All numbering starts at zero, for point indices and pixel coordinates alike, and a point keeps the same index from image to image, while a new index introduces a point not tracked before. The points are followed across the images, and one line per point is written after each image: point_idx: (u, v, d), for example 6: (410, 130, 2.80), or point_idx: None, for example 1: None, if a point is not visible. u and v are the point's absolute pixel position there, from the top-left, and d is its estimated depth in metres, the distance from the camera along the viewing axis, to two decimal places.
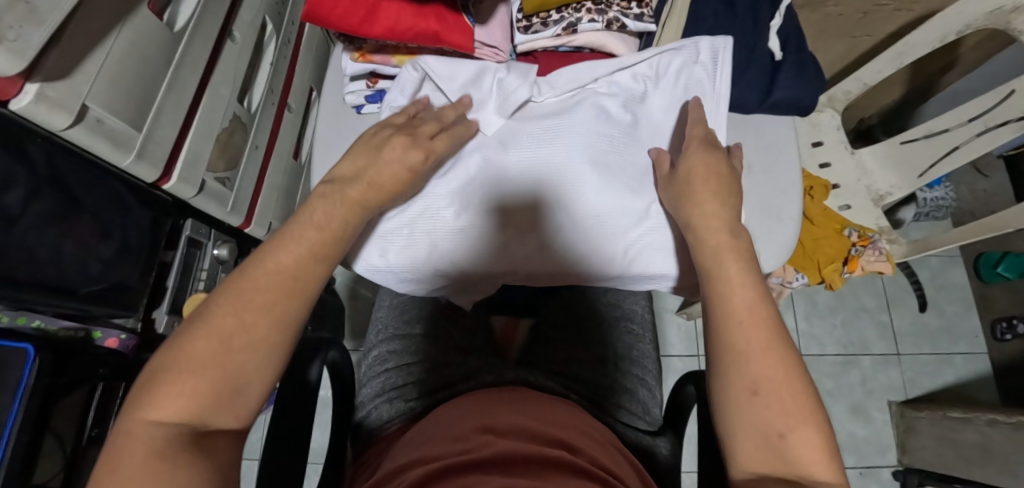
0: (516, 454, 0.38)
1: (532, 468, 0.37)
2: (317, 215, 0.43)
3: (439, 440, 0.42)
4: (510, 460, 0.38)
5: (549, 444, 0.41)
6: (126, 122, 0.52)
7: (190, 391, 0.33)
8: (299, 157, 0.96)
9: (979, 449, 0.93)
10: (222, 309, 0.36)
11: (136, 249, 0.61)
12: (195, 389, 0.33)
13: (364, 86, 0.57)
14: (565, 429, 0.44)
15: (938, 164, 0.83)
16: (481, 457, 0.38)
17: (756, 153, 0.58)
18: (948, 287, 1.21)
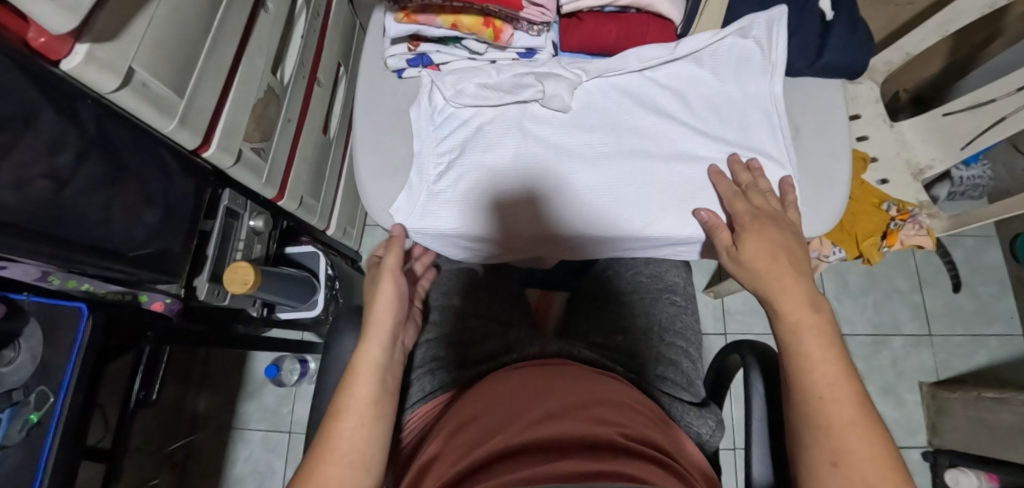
0: (557, 437, 0.40)
1: (584, 450, 0.38)
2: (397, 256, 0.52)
3: (489, 415, 0.44)
4: (550, 444, 0.39)
5: (600, 423, 0.42)
6: (168, 87, 0.52)
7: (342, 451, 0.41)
8: (327, 132, 0.96)
9: (1014, 430, 0.91)
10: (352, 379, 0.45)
11: (178, 216, 0.62)
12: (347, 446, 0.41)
13: (405, 50, 0.55)
14: (614, 407, 0.44)
15: (983, 135, 0.81)
16: (522, 441, 0.40)
17: (805, 116, 0.56)
18: (984, 268, 1.18)
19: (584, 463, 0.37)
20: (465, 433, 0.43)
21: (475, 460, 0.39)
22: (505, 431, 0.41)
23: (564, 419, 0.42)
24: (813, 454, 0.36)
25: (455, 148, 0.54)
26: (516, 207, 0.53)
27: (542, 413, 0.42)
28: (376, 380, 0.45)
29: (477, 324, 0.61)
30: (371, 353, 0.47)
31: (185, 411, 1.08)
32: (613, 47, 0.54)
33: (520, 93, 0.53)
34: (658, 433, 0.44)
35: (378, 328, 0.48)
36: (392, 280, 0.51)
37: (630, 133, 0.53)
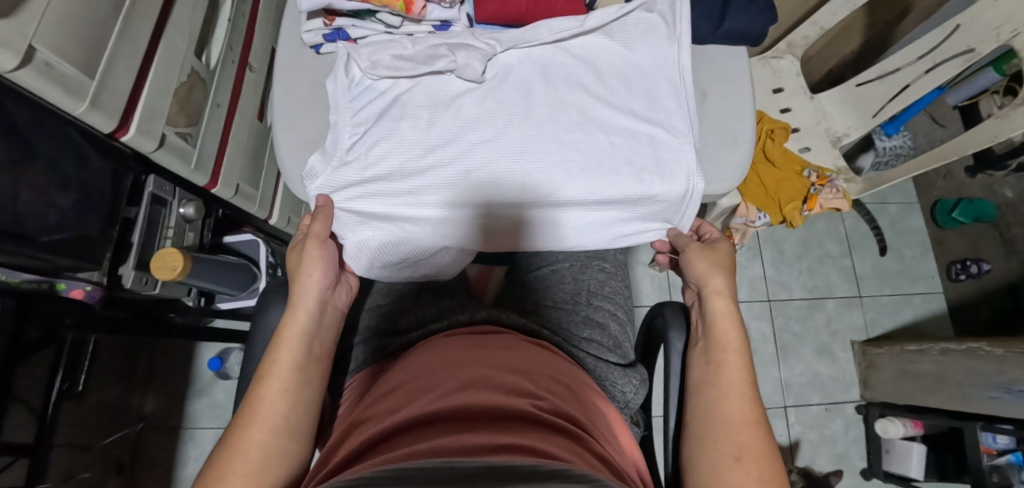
0: (471, 406, 0.38)
1: (499, 418, 0.37)
2: (320, 226, 0.51)
3: (405, 389, 0.42)
4: (465, 412, 0.37)
5: (516, 393, 0.41)
6: (76, 67, 0.51)
7: (272, 420, 0.41)
8: (264, 118, 0.94)
9: (932, 377, 0.98)
10: (276, 354, 0.44)
11: (96, 201, 0.60)
12: (275, 419, 0.41)
13: (321, 24, 0.55)
14: (531, 379, 0.44)
15: (891, 102, 0.88)
16: (436, 410, 0.38)
17: (711, 81, 0.59)
18: (907, 233, 1.26)
19: (498, 428, 0.35)
20: (379, 408, 0.41)
21: (387, 428, 0.37)
22: (417, 403, 0.39)
23: (480, 390, 0.40)
24: (720, 452, 0.43)
25: (368, 120, 0.55)
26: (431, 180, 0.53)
27: (458, 385, 0.41)
28: (301, 349, 0.45)
29: (414, 295, 0.61)
30: (297, 321, 0.46)
31: (130, 413, 1.05)
32: (526, 16, 0.56)
33: (433, 64, 0.54)
34: (574, 405, 0.43)
35: (303, 299, 0.47)
36: (320, 247, 0.50)
37: (551, 100, 0.54)
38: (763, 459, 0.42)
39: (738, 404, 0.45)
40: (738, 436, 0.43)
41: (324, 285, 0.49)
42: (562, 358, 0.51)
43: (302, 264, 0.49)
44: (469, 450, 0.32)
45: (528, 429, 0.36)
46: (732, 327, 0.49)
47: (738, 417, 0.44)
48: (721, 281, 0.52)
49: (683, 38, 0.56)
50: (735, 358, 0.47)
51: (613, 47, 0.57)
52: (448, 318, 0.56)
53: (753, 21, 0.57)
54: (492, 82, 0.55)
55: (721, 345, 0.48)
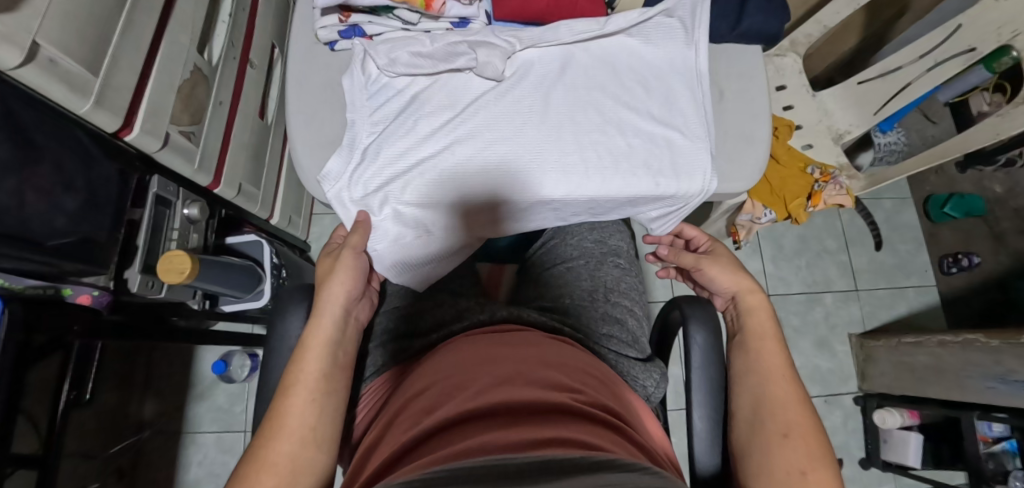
0: (511, 401, 0.38)
1: (541, 411, 0.37)
2: (359, 238, 0.51)
3: (441, 386, 0.42)
4: (505, 407, 0.37)
5: (552, 387, 0.40)
6: (81, 65, 0.49)
7: (300, 433, 0.40)
8: (264, 116, 0.92)
9: (929, 369, 1.01)
10: (301, 363, 0.42)
11: (101, 202, 0.58)
12: (303, 432, 0.40)
13: (336, 21, 0.54)
14: (563, 372, 0.43)
15: (893, 100, 0.89)
16: (476, 406, 0.37)
17: (727, 81, 0.60)
18: (902, 227, 1.29)
19: (541, 422, 0.35)
20: (415, 406, 0.41)
21: (429, 425, 0.37)
22: (454, 399, 0.39)
23: (517, 385, 0.40)
24: (767, 428, 0.44)
25: (387, 120, 0.54)
26: (455, 179, 0.52)
27: (493, 381, 0.40)
28: (327, 357, 0.43)
29: (430, 296, 0.61)
30: (321, 330, 0.44)
31: (129, 419, 1.03)
32: (546, 15, 0.55)
33: (453, 61, 0.53)
34: (608, 397, 0.43)
35: (327, 310, 0.46)
36: (354, 257, 0.50)
37: (569, 93, 0.54)
38: (811, 436, 0.43)
39: (780, 385, 0.47)
40: (785, 414, 0.45)
41: (349, 295, 0.48)
42: (585, 352, 0.50)
43: (334, 271, 0.48)
44: (516, 445, 0.32)
45: (569, 423, 0.35)
46: (769, 322, 0.52)
47: (781, 397, 0.46)
48: (751, 283, 0.55)
49: (701, 40, 0.56)
50: (774, 347, 0.50)
51: (631, 46, 0.56)
52: (468, 316, 0.56)
53: (770, 20, 0.57)
54: (511, 78, 0.54)
55: (759, 337, 0.51)
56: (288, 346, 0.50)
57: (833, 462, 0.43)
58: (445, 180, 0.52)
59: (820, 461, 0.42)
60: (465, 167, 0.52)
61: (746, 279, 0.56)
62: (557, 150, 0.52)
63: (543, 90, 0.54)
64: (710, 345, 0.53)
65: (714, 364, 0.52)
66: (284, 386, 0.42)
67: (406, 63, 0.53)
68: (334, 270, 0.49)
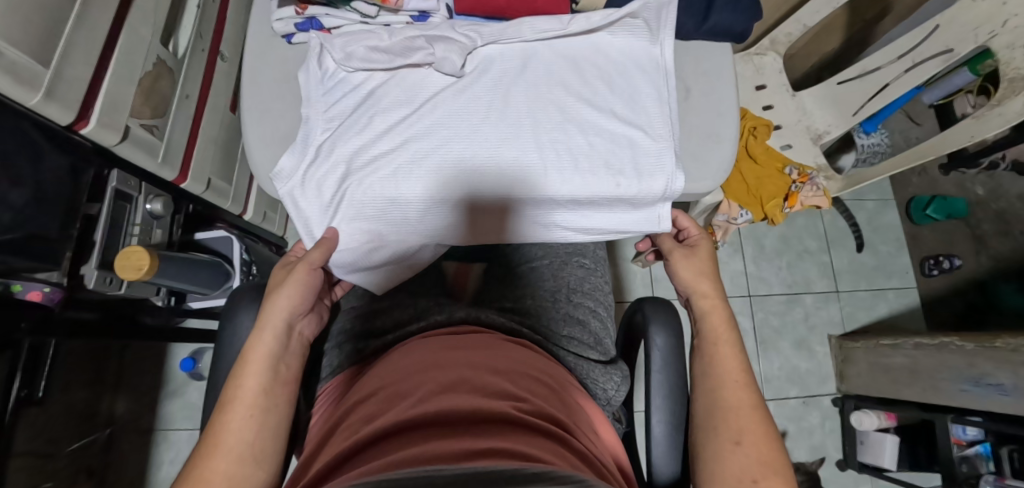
0: (451, 410, 0.37)
1: (480, 421, 0.36)
2: (319, 252, 0.50)
3: (384, 393, 0.41)
4: (445, 416, 0.36)
5: (497, 396, 0.40)
6: (29, 56, 0.48)
7: (237, 449, 0.39)
8: (237, 110, 0.91)
9: (905, 371, 1.01)
10: (241, 377, 0.42)
11: (54, 197, 0.57)
12: (240, 447, 0.39)
13: (293, 13, 0.53)
14: (511, 379, 0.43)
15: (872, 100, 0.89)
16: (414, 415, 0.37)
17: (694, 78, 0.59)
18: (883, 228, 1.29)
19: (480, 432, 0.34)
20: (357, 413, 0.40)
21: (367, 434, 0.36)
22: (394, 409, 0.38)
23: (460, 394, 0.39)
24: (719, 433, 0.44)
25: (342, 120, 0.52)
26: (412, 183, 0.51)
27: (436, 389, 0.40)
28: (268, 373, 0.43)
29: (390, 296, 0.60)
30: (263, 344, 0.44)
31: (98, 416, 1.01)
32: (506, 9, 0.54)
33: (410, 56, 0.52)
34: (556, 405, 0.43)
35: (266, 329, 0.45)
36: (307, 274, 0.49)
37: (530, 89, 0.53)
38: (762, 440, 0.43)
39: (733, 388, 0.47)
40: (736, 420, 0.44)
41: (294, 310, 0.47)
42: (540, 357, 0.50)
43: (283, 283, 0.48)
44: (449, 456, 0.31)
45: (508, 433, 0.35)
46: (724, 323, 0.52)
47: (733, 402, 0.45)
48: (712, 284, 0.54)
49: (665, 38, 0.55)
50: (727, 350, 0.50)
51: (596, 43, 0.55)
52: (426, 318, 0.55)
53: (738, 18, 0.57)
54: (472, 73, 0.53)
55: (712, 342, 0.51)
56: (238, 346, 0.49)
57: (787, 466, 0.42)
58: (405, 187, 0.51)
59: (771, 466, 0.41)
60: (423, 166, 0.51)
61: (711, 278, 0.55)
62: (516, 148, 0.51)
63: (504, 86, 0.53)
64: (670, 348, 0.52)
65: (673, 366, 0.51)
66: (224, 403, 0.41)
67: (364, 58, 0.52)
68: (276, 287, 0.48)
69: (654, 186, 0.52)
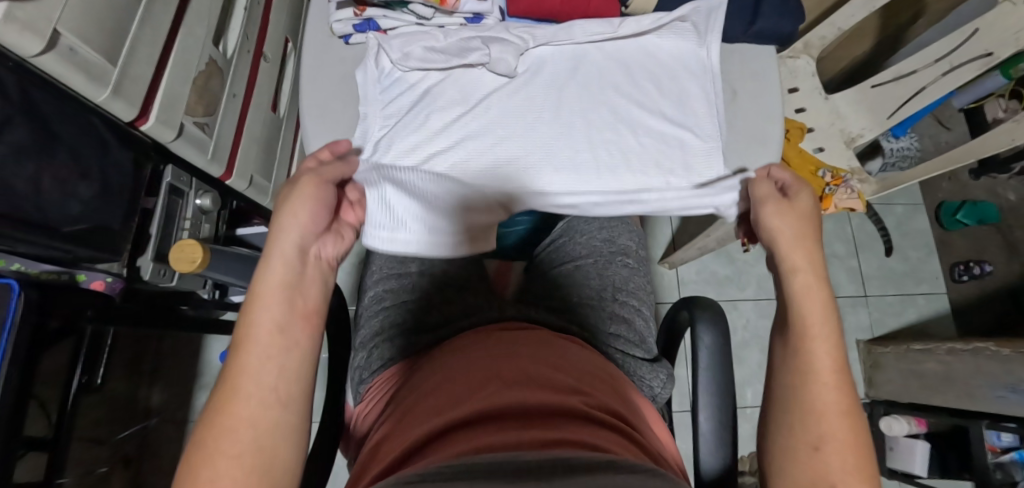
0: (519, 404, 0.38)
1: (550, 414, 0.37)
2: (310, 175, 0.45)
3: (450, 385, 0.42)
4: (513, 410, 0.38)
5: (562, 391, 0.41)
6: (99, 54, 0.50)
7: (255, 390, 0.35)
8: (277, 109, 0.93)
9: (937, 376, 1.00)
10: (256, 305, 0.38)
11: (117, 191, 0.59)
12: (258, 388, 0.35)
13: (352, 15, 0.55)
14: (571, 375, 0.44)
15: (907, 104, 0.89)
16: (485, 406, 0.38)
17: (741, 81, 0.59)
18: (912, 233, 1.28)
19: (553, 425, 0.36)
20: (423, 402, 0.41)
21: (440, 423, 0.37)
22: (462, 401, 0.39)
23: (528, 387, 0.40)
24: (794, 417, 0.40)
25: (400, 116, 0.54)
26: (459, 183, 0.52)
27: (503, 383, 0.41)
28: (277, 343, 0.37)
29: (435, 290, 0.60)
30: (273, 273, 0.39)
31: (137, 408, 1.04)
32: (559, 12, 0.56)
33: (466, 56, 0.53)
34: (615, 400, 0.44)
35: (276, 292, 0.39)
36: (315, 187, 0.44)
37: (580, 88, 0.55)
38: (848, 443, 0.37)
39: (823, 383, 0.40)
40: (822, 422, 0.38)
41: (305, 229, 0.42)
42: (592, 352, 0.51)
43: (290, 202, 0.43)
44: (529, 446, 0.33)
45: (578, 427, 0.36)
46: (821, 307, 0.42)
47: (821, 399, 0.39)
48: (810, 258, 0.44)
49: (712, 39, 0.56)
50: (825, 339, 0.41)
51: (643, 46, 0.56)
52: (476, 316, 0.56)
53: (782, 21, 0.58)
54: (525, 74, 0.55)
55: (806, 329, 0.42)
56: None
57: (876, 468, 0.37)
58: (450, 185, 0.52)
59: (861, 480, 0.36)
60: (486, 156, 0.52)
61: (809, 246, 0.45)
62: (567, 141, 0.53)
63: (555, 87, 0.54)
64: (716, 346, 0.53)
65: (719, 365, 0.52)
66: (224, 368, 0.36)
67: (420, 57, 0.54)
68: (285, 234, 0.41)
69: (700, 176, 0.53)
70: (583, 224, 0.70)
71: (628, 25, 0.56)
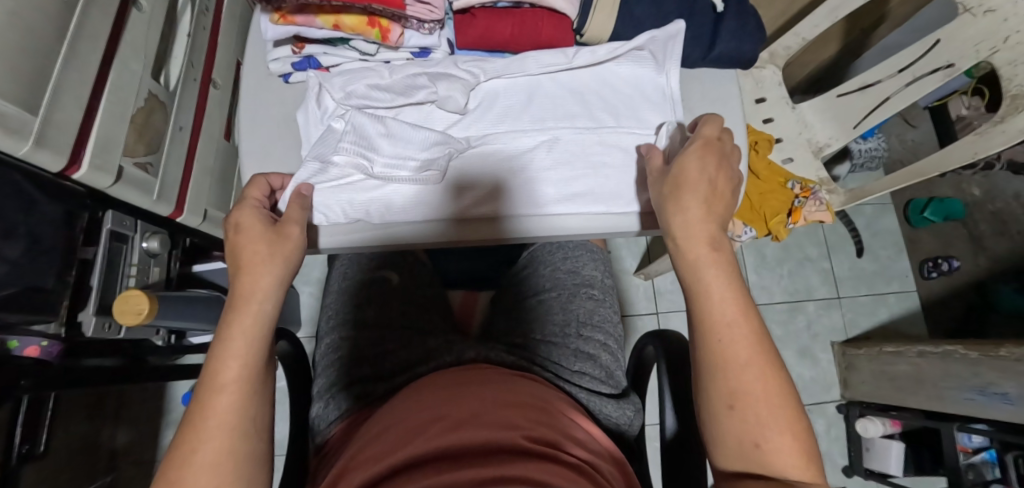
0: (463, 445, 0.39)
1: (490, 453, 0.38)
2: (250, 276, 0.43)
3: (395, 429, 0.42)
4: (457, 451, 0.38)
5: (509, 428, 0.41)
6: (18, 106, 0.46)
7: None
8: (230, 137, 0.89)
9: (909, 378, 1.01)
10: (202, 430, 0.37)
11: (48, 246, 0.55)
12: None
13: (289, 52, 0.51)
14: (522, 412, 0.44)
15: (872, 113, 0.88)
16: (431, 448, 0.39)
17: (702, 108, 0.58)
18: (882, 233, 1.29)
19: (490, 464, 0.36)
20: (371, 445, 0.42)
21: (382, 471, 0.38)
22: (408, 442, 0.40)
23: (469, 425, 0.41)
24: (713, 401, 0.40)
25: (365, 138, 0.49)
26: (431, 197, 0.51)
27: (449, 420, 0.41)
28: (218, 481, 0.35)
29: (393, 333, 0.58)
30: (222, 404, 0.38)
31: (100, 450, 1.00)
32: (508, 43, 0.53)
33: (412, 95, 0.51)
34: (563, 432, 0.44)
35: (219, 424, 0.37)
36: (261, 242, 0.44)
37: (535, 117, 0.52)
38: (790, 428, 0.37)
39: (740, 377, 0.39)
40: (756, 410, 0.38)
41: (253, 346, 0.41)
42: (547, 389, 0.50)
43: (242, 305, 0.42)
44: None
45: (523, 468, 0.36)
46: (731, 310, 0.41)
47: (744, 392, 0.38)
48: (721, 279, 0.42)
49: (671, 66, 0.54)
50: (742, 340, 0.40)
51: (601, 76, 0.55)
52: (434, 352, 0.55)
53: (743, 46, 0.56)
54: (479, 109, 0.53)
55: (715, 333, 0.40)
56: None
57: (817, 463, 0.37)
58: (427, 202, 0.51)
59: (801, 460, 0.37)
60: (450, 186, 0.51)
61: (718, 258, 0.43)
62: (527, 175, 0.51)
63: (509, 121, 0.52)
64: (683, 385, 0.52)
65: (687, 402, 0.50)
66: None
67: (363, 94, 0.51)
68: (228, 363, 0.39)
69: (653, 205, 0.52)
70: (547, 255, 0.68)
71: (581, 54, 0.54)
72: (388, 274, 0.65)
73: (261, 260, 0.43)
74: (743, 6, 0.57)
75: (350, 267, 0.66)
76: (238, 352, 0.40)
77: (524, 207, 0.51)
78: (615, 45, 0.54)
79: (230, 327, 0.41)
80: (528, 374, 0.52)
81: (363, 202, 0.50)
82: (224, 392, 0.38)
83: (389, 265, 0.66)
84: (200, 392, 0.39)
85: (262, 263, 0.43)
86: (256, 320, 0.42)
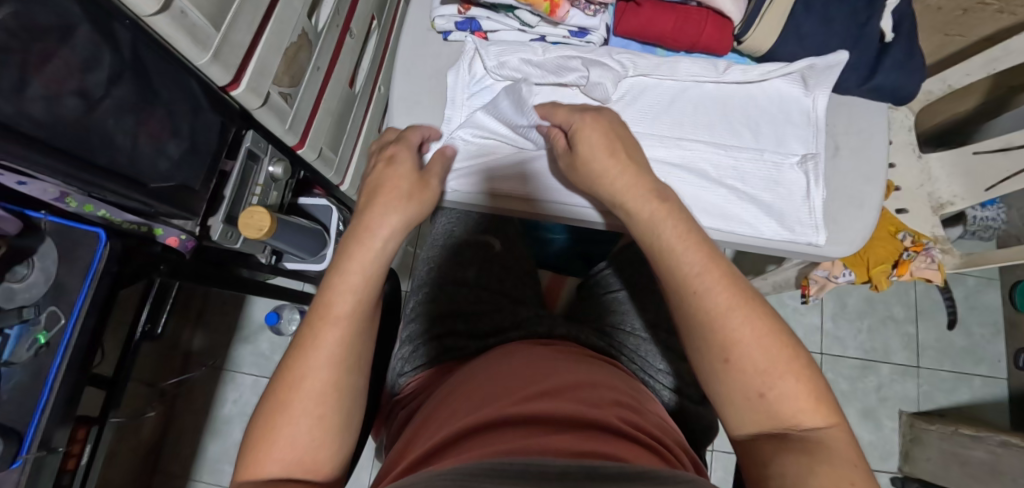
0: (558, 413, 0.39)
1: (584, 426, 0.38)
2: (381, 206, 0.44)
3: (483, 391, 0.44)
4: (551, 419, 0.38)
5: (602, 406, 0.41)
6: (207, 19, 0.48)
7: (298, 429, 0.38)
8: (354, 85, 0.93)
9: (985, 467, 0.94)
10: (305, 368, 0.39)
11: (200, 153, 0.61)
12: (302, 427, 0.38)
13: (455, 12, 0.54)
14: (611, 397, 0.43)
15: (1008, 180, 0.80)
16: (523, 411, 0.39)
17: (846, 136, 0.56)
18: (980, 309, 1.19)
19: (580, 436, 0.36)
20: (462, 403, 0.43)
21: (472, 424, 0.39)
22: (500, 403, 0.41)
23: (546, 398, 0.41)
24: (706, 358, 0.39)
25: (503, 116, 0.52)
26: (511, 177, 0.54)
27: (525, 393, 0.42)
28: (321, 411, 0.38)
29: (488, 297, 0.61)
30: (329, 338, 0.39)
31: (179, 347, 1.08)
32: (668, 38, 0.52)
33: (563, 76, 0.52)
34: (655, 425, 0.43)
35: (328, 358, 0.39)
36: (399, 179, 0.46)
37: (674, 118, 0.53)
38: (797, 371, 0.37)
39: (762, 350, 0.37)
40: (759, 356, 0.37)
41: (369, 282, 0.42)
42: (641, 386, 0.49)
43: (357, 245, 0.42)
44: (550, 453, 0.34)
45: (615, 447, 0.36)
46: (721, 284, 0.39)
47: (774, 376, 0.36)
48: (697, 251, 0.40)
49: (820, 90, 0.52)
50: (718, 285, 0.39)
51: (746, 89, 0.54)
52: (522, 324, 0.56)
53: (904, 82, 0.53)
54: (622, 100, 0.53)
55: (688, 284, 0.40)
56: None
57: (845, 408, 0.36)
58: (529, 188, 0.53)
59: (810, 404, 0.36)
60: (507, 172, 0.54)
61: (695, 241, 0.41)
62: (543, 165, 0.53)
63: (649, 116, 0.53)
64: None
65: None
66: (269, 412, 0.38)
67: (512, 66, 0.53)
68: (342, 297, 0.41)
69: (762, 233, 0.51)
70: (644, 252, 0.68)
71: (733, 68, 0.53)
72: (490, 240, 0.67)
73: (398, 196, 0.45)
74: (913, 42, 0.54)
75: (456, 225, 0.68)
76: (353, 287, 0.41)
77: (570, 197, 0.53)
78: (768, 68, 0.53)
79: (348, 260, 0.42)
80: (609, 362, 0.51)
81: (494, 183, 0.54)
82: (336, 325, 0.40)
83: (491, 231, 0.69)
84: (311, 320, 0.41)
85: (400, 200, 0.45)
86: (376, 257, 0.42)
